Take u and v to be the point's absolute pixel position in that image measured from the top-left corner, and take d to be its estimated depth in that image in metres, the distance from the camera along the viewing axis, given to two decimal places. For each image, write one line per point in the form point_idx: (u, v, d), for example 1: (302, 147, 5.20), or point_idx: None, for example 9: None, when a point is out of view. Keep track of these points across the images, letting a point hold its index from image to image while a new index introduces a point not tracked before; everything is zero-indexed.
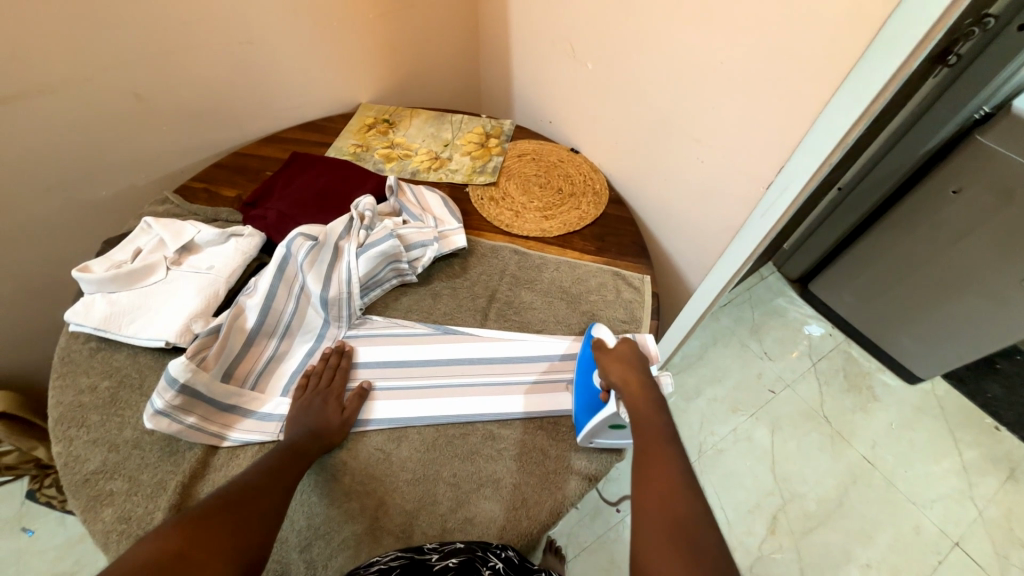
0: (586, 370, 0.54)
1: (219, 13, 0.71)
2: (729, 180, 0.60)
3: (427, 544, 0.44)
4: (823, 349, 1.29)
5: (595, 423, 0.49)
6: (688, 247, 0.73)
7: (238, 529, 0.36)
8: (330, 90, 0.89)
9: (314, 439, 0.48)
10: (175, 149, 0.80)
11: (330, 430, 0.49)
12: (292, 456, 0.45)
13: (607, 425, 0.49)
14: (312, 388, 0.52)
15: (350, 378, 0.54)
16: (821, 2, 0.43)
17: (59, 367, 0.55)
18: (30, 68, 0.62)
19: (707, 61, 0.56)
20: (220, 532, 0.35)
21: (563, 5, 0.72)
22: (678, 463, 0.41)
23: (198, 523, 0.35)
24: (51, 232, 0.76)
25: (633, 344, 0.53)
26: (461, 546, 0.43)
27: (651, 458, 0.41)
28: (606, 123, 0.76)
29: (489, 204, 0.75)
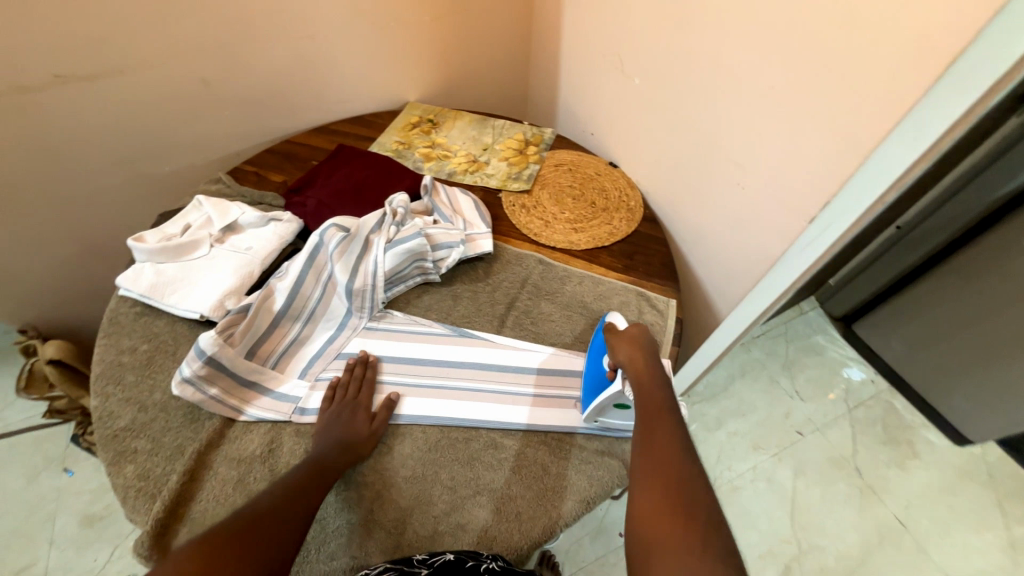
0: (596, 354, 0.56)
1: (286, 8, 0.75)
2: (770, 208, 0.58)
3: (417, 555, 0.44)
4: (862, 395, 1.21)
5: (600, 400, 0.50)
6: (720, 274, 0.70)
7: (254, 542, 0.37)
8: (381, 88, 0.92)
9: (342, 452, 0.47)
10: (233, 133, 0.85)
11: (359, 443, 0.49)
12: (319, 467, 0.45)
13: (612, 404, 0.50)
14: (339, 400, 0.52)
15: (376, 391, 0.54)
16: (886, 33, 0.40)
17: (106, 327, 0.60)
18: (116, 49, 0.68)
19: (758, 84, 0.54)
20: (231, 556, 0.35)
21: (617, 19, 0.72)
22: (678, 436, 0.42)
23: (210, 543, 0.35)
24: (117, 201, 0.83)
25: (645, 329, 0.53)
26: (450, 557, 0.43)
27: (649, 437, 0.42)
28: (648, 140, 0.75)
29: (520, 211, 0.75)
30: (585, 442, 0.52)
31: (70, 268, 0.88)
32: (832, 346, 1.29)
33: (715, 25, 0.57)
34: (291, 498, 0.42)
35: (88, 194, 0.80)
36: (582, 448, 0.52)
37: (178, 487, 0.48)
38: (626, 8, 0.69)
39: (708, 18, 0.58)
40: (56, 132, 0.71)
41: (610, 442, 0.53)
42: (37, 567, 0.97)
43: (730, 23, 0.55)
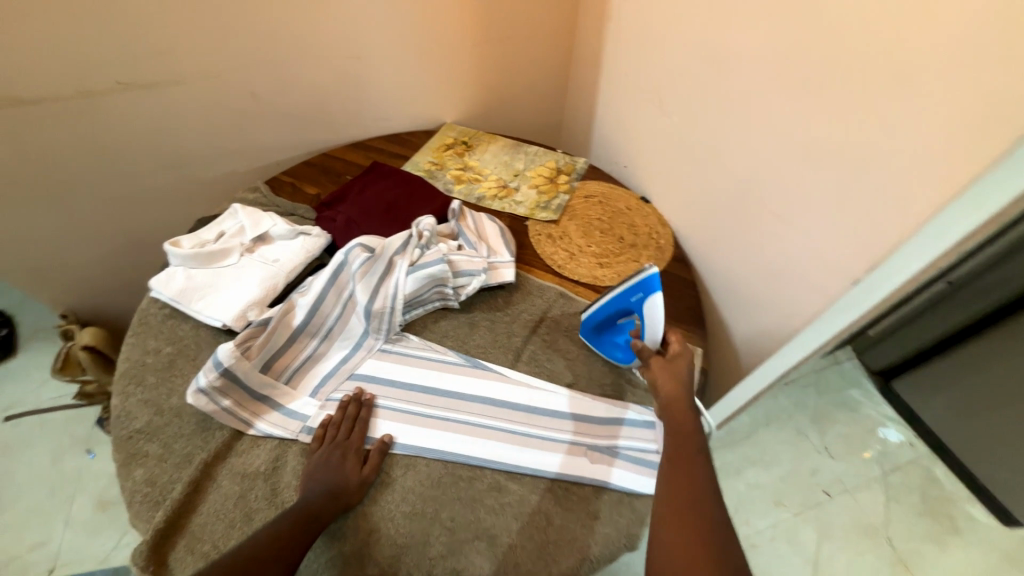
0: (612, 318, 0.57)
1: (335, 30, 0.77)
2: (810, 263, 0.55)
3: None
4: (899, 459, 1.13)
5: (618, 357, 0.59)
6: (752, 325, 0.67)
7: None
8: (419, 108, 0.94)
9: (329, 501, 0.46)
10: (275, 144, 0.88)
11: (348, 491, 0.47)
12: (306, 519, 0.44)
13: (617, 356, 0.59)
14: (329, 440, 0.50)
15: (369, 431, 0.53)
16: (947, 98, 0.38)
17: (136, 325, 0.62)
18: (174, 63, 0.72)
19: (804, 134, 0.52)
20: None
21: (658, 57, 0.71)
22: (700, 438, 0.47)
23: None
24: (161, 201, 0.87)
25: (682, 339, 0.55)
26: None
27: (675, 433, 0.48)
28: (683, 180, 0.73)
29: (546, 241, 0.74)
30: (594, 495, 0.50)
31: (113, 261, 0.92)
32: (868, 402, 1.22)
33: (760, 70, 0.55)
34: (268, 549, 0.41)
35: (137, 194, 0.84)
36: (591, 500, 0.49)
37: (180, 497, 0.48)
38: (669, 45, 0.68)
39: (753, 62, 0.56)
40: (113, 136, 0.75)
41: (622, 496, 0.50)
42: (51, 545, 1.00)
43: (777, 69, 0.53)
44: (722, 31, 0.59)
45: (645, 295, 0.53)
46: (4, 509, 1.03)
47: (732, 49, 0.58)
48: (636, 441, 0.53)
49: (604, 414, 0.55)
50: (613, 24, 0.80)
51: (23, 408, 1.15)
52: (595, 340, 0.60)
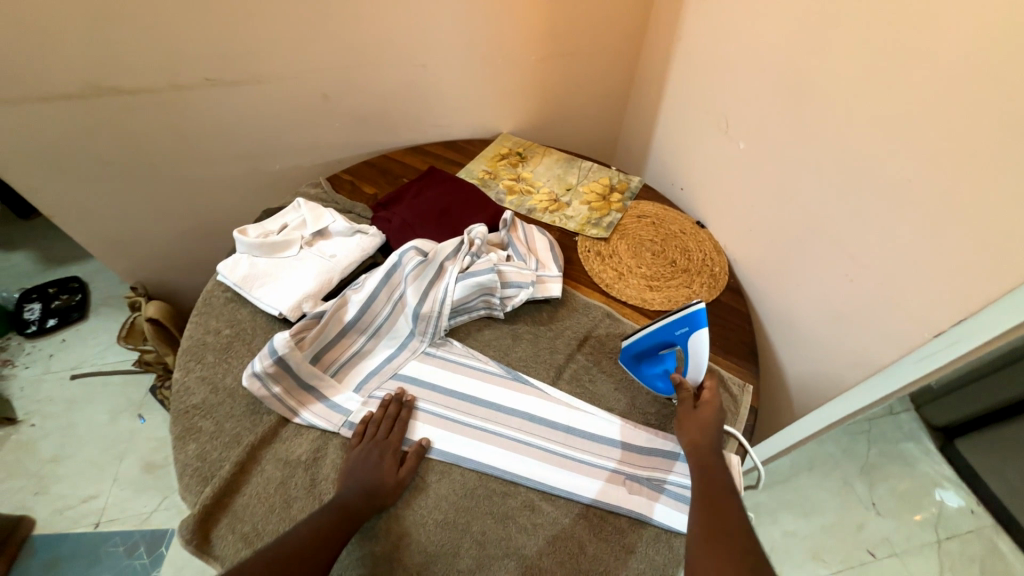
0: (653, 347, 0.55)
1: (408, 38, 0.80)
2: (886, 308, 0.51)
3: None
4: (958, 526, 1.07)
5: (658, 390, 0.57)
6: (809, 366, 0.64)
7: None
8: (478, 117, 0.95)
9: (365, 499, 0.47)
10: (339, 143, 0.91)
11: (384, 491, 0.48)
12: (345, 514, 0.45)
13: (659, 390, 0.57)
14: (369, 437, 0.51)
15: (406, 433, 0.53)
16: None
17: (200, 306, 0.65)
18: (258, 62, 0.76)
19: (891, 172, 0.49)
20: None
21: (729, 80, 0.69)
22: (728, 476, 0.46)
23: None
24: (231, 189, 0.92)
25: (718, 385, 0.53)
26: None
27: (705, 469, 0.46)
28: (745, 207, 0.70)
29: (594, 258, 0.74)
30: (630, 527, 0.48)
31: (182, 241, 0.98)
32: (926, 461, 1.14)
33: (845, 101, 0.52)
34: (308, 541, 0.42)
35: (211, 181, 0.90)
36: (626, 531, 0.48)
37: (227, 476, 0.50)
38: (744, 70, 0.66)
39: (838, 93, 0.53)
40: (197, 125, 0.81)
41: (659, 532, 0.48)
42: (99, 499, 1.07)
43: (865, 102, 0.50)
44: (806, 58, 0.56)
45: (691, 330, 0.50)
46: (63, 460, 1.11)
47: (814, 78, 0.56)
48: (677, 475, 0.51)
49: (645, 444, 0.53)
50: (684, 46, 0.79)
51: (87, 368, 1.24)
52: (633, 368, 0.58)
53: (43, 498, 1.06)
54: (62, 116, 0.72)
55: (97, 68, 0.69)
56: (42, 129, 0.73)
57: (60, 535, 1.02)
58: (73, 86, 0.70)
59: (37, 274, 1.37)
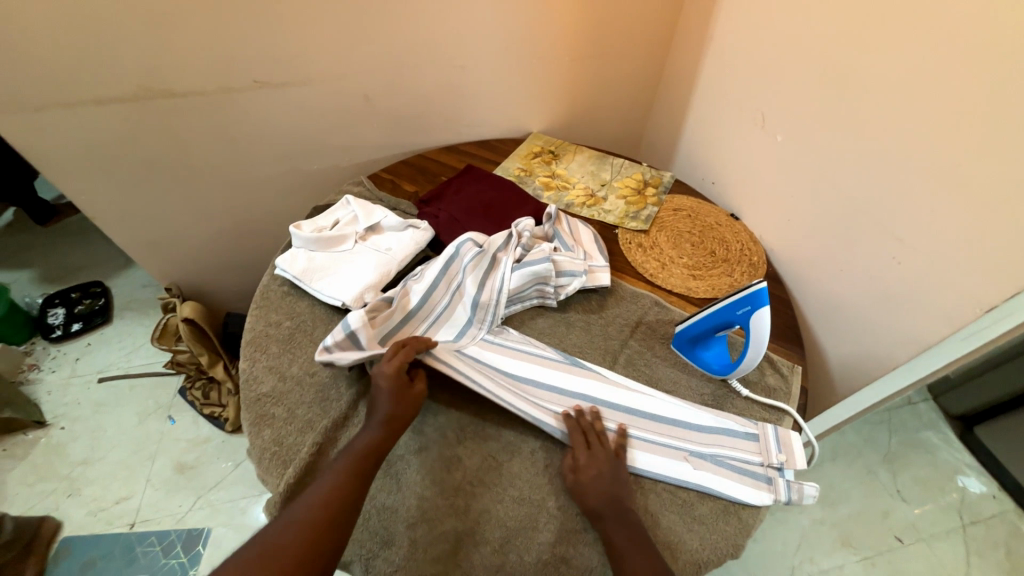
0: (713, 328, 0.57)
1: (448, 40, 0.82)
2: (933, 287, 0.54)
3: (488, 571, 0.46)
4: (980, 510, 1.09)
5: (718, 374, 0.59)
6: (853, 348, 0.66)
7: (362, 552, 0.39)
8: (510, 116, 0.98)
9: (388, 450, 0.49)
10: (377, 144, 0.94)
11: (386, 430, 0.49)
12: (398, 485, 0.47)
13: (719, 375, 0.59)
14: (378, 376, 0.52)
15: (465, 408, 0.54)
16: None
17: (259, 299, 0.67)
18: (305, 65, 0.78)
19: (936, 159, 0.51)
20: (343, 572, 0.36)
21: (764, 77, 0.72)
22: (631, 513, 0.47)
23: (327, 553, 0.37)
24: (270, 190, 0.94)
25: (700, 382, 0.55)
26: None
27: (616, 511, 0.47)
28: (783, 198, 0.73)
29: (636, 250, 0.76)
30: (699, 500, 0.50)
31: (219, 241, 1.00)
32: (946, 448, 1.18)
33: (885, 94, 0.55)
34: None
35: (251, 181, 0.91)
36: (694, 502, 0.50)
37: (309, 456, 0.52)
38: (778, 67, 0.69)
39: (879, 85, 0.56)
40: (242, 126, 0.82)
41: (727, 505, 0.50)
42: (133, 500, 1.05)
43: (907, 95, 0.53)
44: (844, 55, 0.59)
45: (752, 309, 0.52)
46: (93, 463, 1.10)
47: (852, 74, 0.58)
48: (742, 451, 0.53)
49: (711, 423, 0.55)
50: (714, 46, 0.82)
51: (114, 371, 1.23)
52: (687, 352, 0.61)
53: (76, 499, 1.04)
54: (113, 118, 0.74)
55: (150, 73, 0.71)
56: (92, 132, 0.74)
57: (94, 536, 1.00)
58: (125, 90, 0.71)
59: (61, 280, 1.37)
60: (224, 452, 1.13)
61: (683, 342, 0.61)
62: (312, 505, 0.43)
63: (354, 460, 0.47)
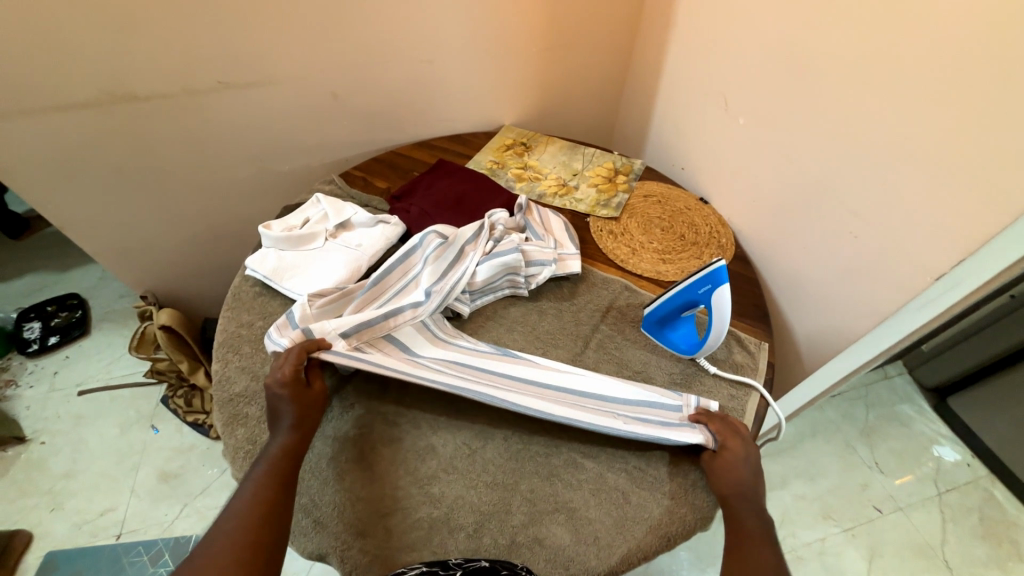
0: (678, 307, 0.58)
1: (415, 34, 0.82)
2: (889, 259, 0.56)
3: (451, 558, 0.46)
4: (955, 478, 1.12)
5: (687, 353, 0.60)
6: (818, 323, 0.68)
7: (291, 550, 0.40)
8: (482, 109, 0.98)
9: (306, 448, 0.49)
10: (349, 141, 0.93)
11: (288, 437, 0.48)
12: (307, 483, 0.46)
13: (688, 355, 0.60)
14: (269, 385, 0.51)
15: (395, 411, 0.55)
16: None
17: (230, 300, 0.67)
18: (271, 64, 0.78)
19: (887, 133, 0.53)
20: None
21: (727, 61, 0.73)
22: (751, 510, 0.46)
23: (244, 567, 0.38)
24: (242, 191, 0.93)
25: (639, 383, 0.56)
26: None
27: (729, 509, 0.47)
28: (749, 179, 0.74)
29: (607, 237, 0.77)
30: (668, 476, 0.51)
31: (193, 246, 0.99)
32: (922, 419, 1.21)
33: (841, 73, 0.56)
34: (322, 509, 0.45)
35: (223, 183, 0.90)
36: (664, 480, 0.51)
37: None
38: (739, 51, 0.70)
39: (832, 65, 0.57)
40: (210, 128, 0.81)
41: (696, 480, 0.51)
42: (118, 511, 1.04)
43: (860, 73, 0.54)
44: (800, 35, 0.60)
45: (714, 287, 0.53)
46: (76, 476, 1.08)
47: (808, 53, 0.60)
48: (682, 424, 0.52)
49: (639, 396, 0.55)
50: (678, 33, 0.83)
51: (94, 382, 1.21)
52: (657, 334, 0.62)
53: (59, 513, 1.03)
54: (75, 124, 0.73)
55: (112, 76, 0.70)
56: (55, 138, 0.73)
57: (78, 549, 0.99)
58: (86, 94, 0.70)
59: (35, 293, 1.34)
60: (210, 459, 1.12)
61: (651, 323, 0.62)
62: (241, 515, 0.42)
63: (277, 464, 0.46)
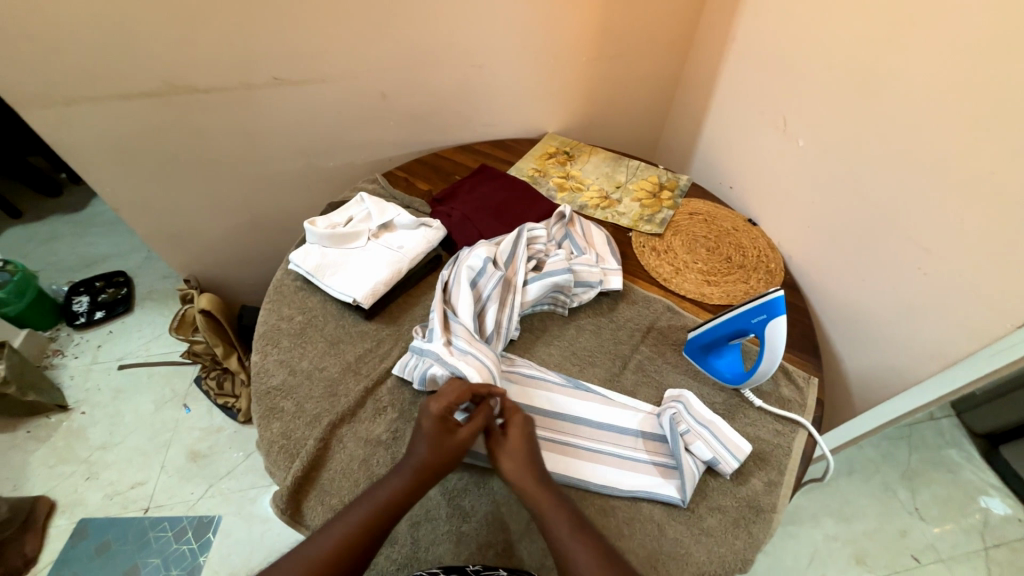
0: (726, 333, 0.56)
1: (466, 39, 0.82)
2: (962, 300, 0.52)
3: (472, 566, 0.46)
4: (1005, 533, 1.04)
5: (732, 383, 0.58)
6: (873, 360, 0.65)
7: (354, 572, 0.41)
8: (527, 115, 0.97)
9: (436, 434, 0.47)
10: (393, 141, 0.94)
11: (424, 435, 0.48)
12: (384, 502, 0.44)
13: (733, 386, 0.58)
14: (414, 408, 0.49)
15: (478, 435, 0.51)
16: None
17: (272, 293, 0.68)
18: (323, 63, 0.79)
19: (968, 167, 0.49)
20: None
21: (788, 79, 0.70)
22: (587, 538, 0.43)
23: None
24: (286, 183, 0.95)
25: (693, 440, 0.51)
26: None
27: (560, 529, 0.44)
28: (804, 203, 0.71)
29: (650, 253, 0.75)
30: (706, 511, 0.49)
31: (235, 234, 1.01)
32: (970, 467, 1.14)
33: (916, 99, 0.53)
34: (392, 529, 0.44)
35: (269, 175, 0.92)
36: (704, 514, 0.49)
37: (304, 470, 0.51)
38: (803, 70, 0.67)
39: (906, 90, 0.54)
40: (261, 123, 0.83)
41: (737, 517, 0.49)
42: (148, 485, 1.07)
43: (938, 103, 0.51)
44: (871, 58, 0.57)
45: (769, 317, 0.51)
46: (111, 447, 1.12)
47: (881, 77, 0.56)
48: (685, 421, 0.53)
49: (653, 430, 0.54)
50: (736, 48, 0.81)
51: (133, 359, 1.26)
52: (700, 359, 0.60)
53: (94, 482, 1.07)
54: (137, 113, 0.75)
55: (174, 69, 0.72)
56: (117, 125, 0.76)
57: (109, 519, 1.03)
58: (149, 85, 0.73)
59: (86, 268, 1.41)
60: (236, 442, 1.15)
61: (692, 347, 0.60)
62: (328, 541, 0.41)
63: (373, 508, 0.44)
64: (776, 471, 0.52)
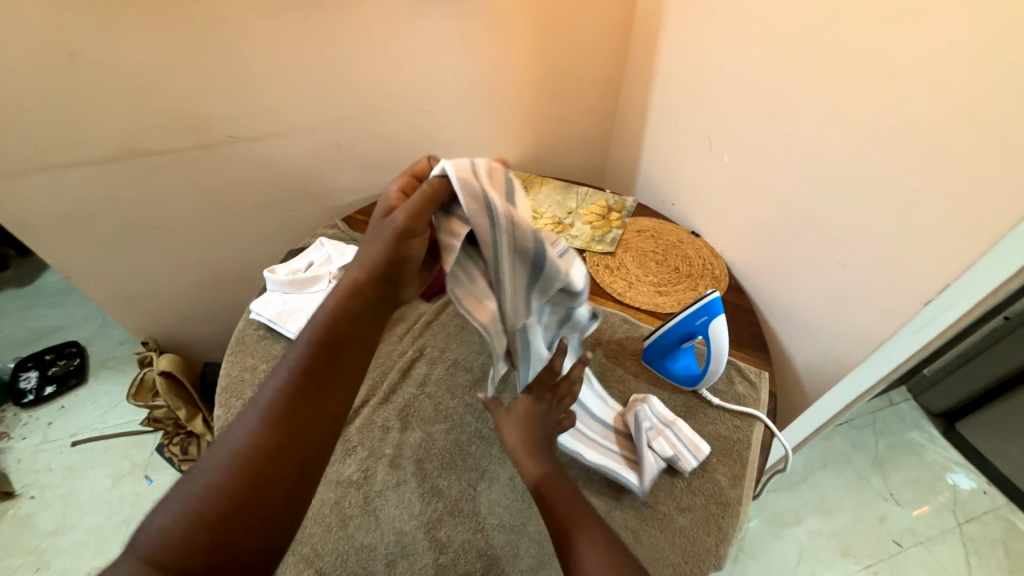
0: (678, 336, 0.59)
1: (414, 88, 0.88)
2: (877, 285, 0.58)
3: None
4: (973, 508, 1.08)
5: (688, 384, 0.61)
6: (816, 350, 0.69)
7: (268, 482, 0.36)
8: (479, 153, 1.03)
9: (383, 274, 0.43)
10: (351, 187, 0.97)
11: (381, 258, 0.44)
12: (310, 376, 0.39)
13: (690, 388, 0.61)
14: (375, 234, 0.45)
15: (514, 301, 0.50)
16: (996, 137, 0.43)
17: (234, 345, 0.67)
18: (278, 119, 0.82)
19: (865, 168, 0.56)
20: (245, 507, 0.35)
21: (708, 103, 0.78)
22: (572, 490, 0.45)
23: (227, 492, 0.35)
24: (246, 236, 0.96)
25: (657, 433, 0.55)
26: None
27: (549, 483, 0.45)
28: (737, 212, 0.77)
29: (604, 271, 0.80)
30: (677, 511, 0.51)
31: (195, 292, 1.00)
32: (932, 447, 1.19)
33: (815, 114, 0.60)
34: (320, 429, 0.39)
35: (228, 229, 0.93)
36: (677, 516, 0.51)
37: None
38: (719, 95, 0.75)
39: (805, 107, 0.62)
40: (219, 179, 0.85)
41: (706, 513, 0.51)
42: None
43: (831, 115, 0.58)
44: (775, 82, 0.65)
45: (710, 318, 0.55)
46: (65, 532, 1.04)
47: (783, 98, 0.64)
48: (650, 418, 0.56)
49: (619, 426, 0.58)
50: (662, 80, 0.89)
51: (87, 433, 1.19)
52: (657, 365, 0.64)
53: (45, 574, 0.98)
54: (90, 178, 0.76)
55: (129, 134, 0.74)
56: (69, 192, 0.76)
57: None
58: (103, 151, 0.74)
59: (33, 342, 1.34)
60: None
61: (649, 354, 0.64)
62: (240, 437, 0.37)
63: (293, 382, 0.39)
64: (739, 464, 0.55)
